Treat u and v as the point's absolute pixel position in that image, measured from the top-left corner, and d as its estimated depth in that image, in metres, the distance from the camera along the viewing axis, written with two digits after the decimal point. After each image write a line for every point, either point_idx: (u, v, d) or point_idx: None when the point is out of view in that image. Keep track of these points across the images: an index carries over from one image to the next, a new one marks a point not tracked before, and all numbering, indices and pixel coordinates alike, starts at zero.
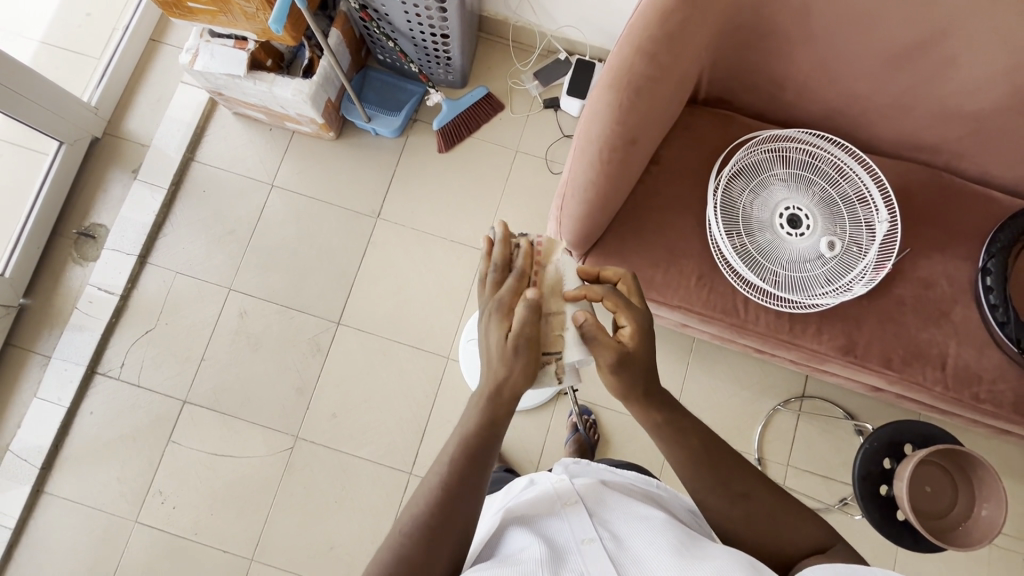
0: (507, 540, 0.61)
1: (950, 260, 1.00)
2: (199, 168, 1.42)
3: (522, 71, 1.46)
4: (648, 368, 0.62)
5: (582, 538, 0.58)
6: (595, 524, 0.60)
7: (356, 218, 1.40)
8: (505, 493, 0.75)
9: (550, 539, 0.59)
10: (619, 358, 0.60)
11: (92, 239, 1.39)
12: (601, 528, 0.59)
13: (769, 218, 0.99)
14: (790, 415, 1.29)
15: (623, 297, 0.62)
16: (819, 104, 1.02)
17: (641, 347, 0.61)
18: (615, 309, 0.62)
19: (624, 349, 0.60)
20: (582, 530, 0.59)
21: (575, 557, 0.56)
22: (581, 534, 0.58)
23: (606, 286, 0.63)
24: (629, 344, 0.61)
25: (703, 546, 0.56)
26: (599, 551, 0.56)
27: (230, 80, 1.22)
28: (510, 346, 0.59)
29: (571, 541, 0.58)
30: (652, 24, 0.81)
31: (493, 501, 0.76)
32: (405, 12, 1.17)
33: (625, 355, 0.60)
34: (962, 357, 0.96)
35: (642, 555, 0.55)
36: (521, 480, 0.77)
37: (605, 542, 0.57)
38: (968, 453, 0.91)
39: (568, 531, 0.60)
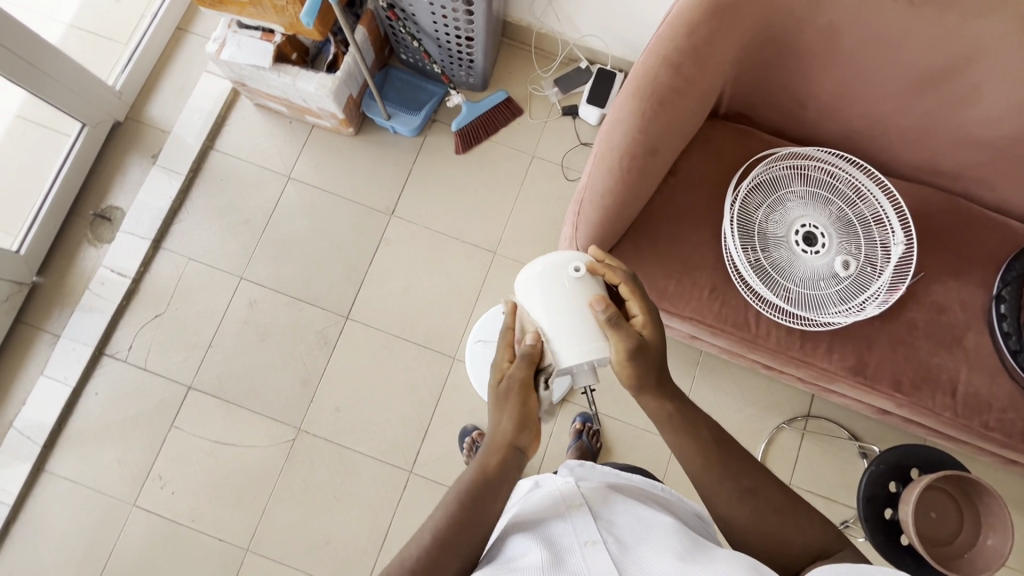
0: (506, 545, 0.60)
1: (964, 285, 0.99)
2: (217, 157, 1.43)
3: (543, 77, 1.47)
4: (666, 360, 0.64)
5: (586, 540, 0.57)
6: (600, 527, 0.60)
7: (370, 214, 1.41)
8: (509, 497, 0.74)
9: (552, 540, 0.58)
10: (637, 346, 0.61)
11: (108, 222, 1.40)
12: (606, 531, 0.59)
13: (784, 234, 0.99)
14: (794, 434, 1.28)
15: (635, 282, 0.65)
16: (839, 124, 1.02)
17: (653, 334, 0.63)
18: (628, 297, 0.64)
19: (641, 339, 0.62)
20: (586, 532, 0.59)
21: (576, 559, 0.55)
22: (585, 537, 0.58)
23: (624, 273, 0.65)
24: (644, 333, 0.62)
25: (709, 551, 0.55)
26: (601, 554, 0.55)
27: (255, 72, 1.23)
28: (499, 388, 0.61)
29: (572, 544, 0.57)
30: (679, 36, 0.83)
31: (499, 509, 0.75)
32: (431, 14, 1.18)
33: (643, 344, 0.61)
34: (972, 383, 0.96)
35: (647, 559, 0.54)
36: (526, 484, 0.76)
37: (608, 546, 0.57)
38: (977, 482, 0.90)
39: (571, 534, 0.59)
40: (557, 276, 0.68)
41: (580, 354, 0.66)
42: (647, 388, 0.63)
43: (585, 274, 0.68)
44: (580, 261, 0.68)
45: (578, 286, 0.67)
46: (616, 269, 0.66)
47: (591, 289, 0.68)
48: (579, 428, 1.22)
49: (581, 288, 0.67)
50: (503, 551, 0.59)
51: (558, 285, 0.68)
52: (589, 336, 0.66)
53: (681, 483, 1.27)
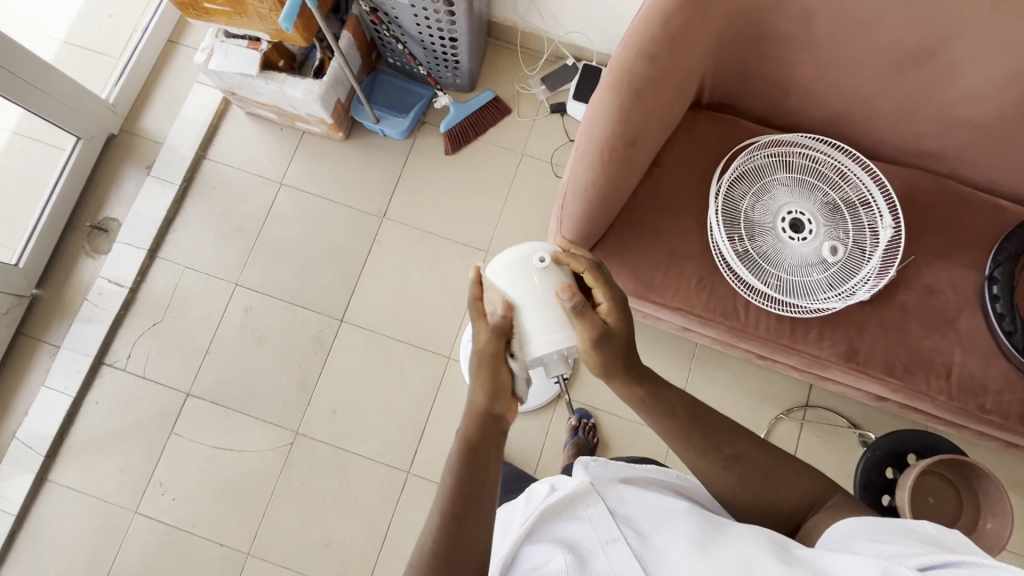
0: (531, 550, 0.61)
1: (955, 267, 0.98)
2: (210, 166, 1.45)
3: (529, 76, 1.47)
4: (633, 343, 0.64)
5: (606, 538, 0.58)
6: (618, 522, 0.60)
7: (362, 217, 1.42)
8: (525, 501, 0.74)
9: (575, 545, 0.59)
10: (602, 333, 0.61)
11: (105, 233, 1.43)
12: (624, 525, 0.59)
13: (771, 222, 0.99)
14: (792, 424, 1.27)
15: (599, 268, 0.64)
16: (823, 109, 1.02)
17: (620, 320, 0.62)
18: (593, 285, 0.64)
19: (606, 326, 0.62)
20: (606, 530, 0.59)
21: (601, 560, 0.56)
22: (605, 535, 0.58)
23: (588, 260, 0.65)
24: (609, 320, 0.62)
25: (727, 527, 0.56)
26: (624, 551, 0.56)
27: (243, 80, 1.25)
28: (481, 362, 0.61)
29: (595, 544, 0.58)
30: (655, 25, 0.83)
31: (516, 509, 0.75)
32: (414, 16, 1.19)
33: (608, 330, 0.62)
34: (967, 366, 0.95)
35: (667, 548, 0.54)
36: (539, 486, 0.76)
37: (630, 540, 0.57)
38: (972, 464, 0.90)
39: (592, 534, 0.59)
40: (522, 268, 0.67)
41: (547, 347, 0.65)
42: (614, 373, 0.63)
43: (551, 265, 0.68)
44: (544, 251, 0.68)
45: (545, 277, 0.67)
46: (580, 257, 0.66)
47: (558, 280, 0.68)
48: (575, 423, 1.23)
49: (549, 279, 0.67)
50: (528, 558, 0.60)
51: (523, 276, 0.67)
52: (557, 325, 0.66)
53: None
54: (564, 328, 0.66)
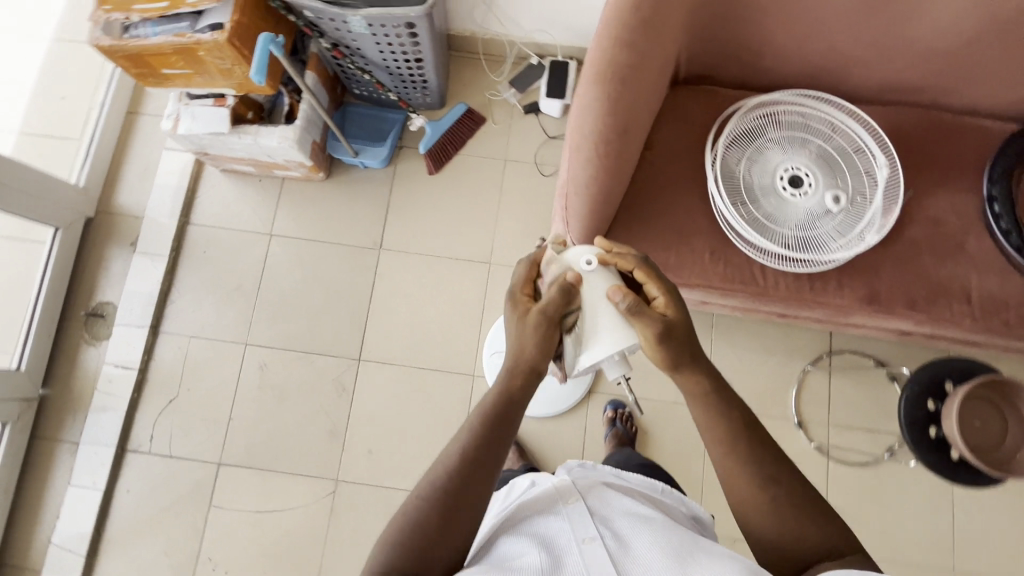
0: (505, 539, 0.60)
1: (954, 194, 1.00)
2: (196, 230, 1.42)
3: (498, 81, 1.47)
4: (694, 335, 0.63)
5: (583, 537, 0.58)
6: (596, 522, 0.60)
7: (359, 252, 1.40)
8: (504, 497, 0.74)
9: (549, 539, 0.58)
10: (664, 328, 0.61)
11: (102, 318, 1.39)
12: (602, 525, 0.59)
13: (771, 183, 1.00)
14: (821, 374, 1.28)
15: (648, 264, 0.66)
16: (797, 63, 1.03)
17: (678, 312, 0.63)
18: (646, 280, 0.65)
19: (666, 320, 0.62)
20: (583, 528, 0.59)
21: (575, 558, 0.56)
22: (582, 533, 0.58)
23: (636, 258, 0.67)
24: (668, 313, 0.63)
25: (702, 548, 0.56)
26: (600, 552, 0.56)
27: (215, 139, 1.23)
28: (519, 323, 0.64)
29: (570, 540, 0.58)
30: (626, 12, 0.83)
31: (494, 503, 0.75)
32: (377, 44, 1.17)
33: (669, 324, 0.62)
34: (985, 286, 0.96)
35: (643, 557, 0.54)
36: (522, 481, 0.77)
37: (606, 542, 0.57)
38: (1013, 382, 0.92)
39: (568, 531, 0.59)
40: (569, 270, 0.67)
41: (608, 349, 0.66)
42: (682, 363, 0.62)
43: (598, 267, 0.68)
44: (590, 253, 0.69)
45: (593, 280, 0.67)
46: (627, 256, 0.67)
47: (608, 280, 0.68)
48: (612, 415, 1.25)
49: (598, 282, 0.67)
50: (500, 546, 0.59)
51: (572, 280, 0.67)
52: (614, 329, 0.66)
53: None
54: (624, 329, 0.66)
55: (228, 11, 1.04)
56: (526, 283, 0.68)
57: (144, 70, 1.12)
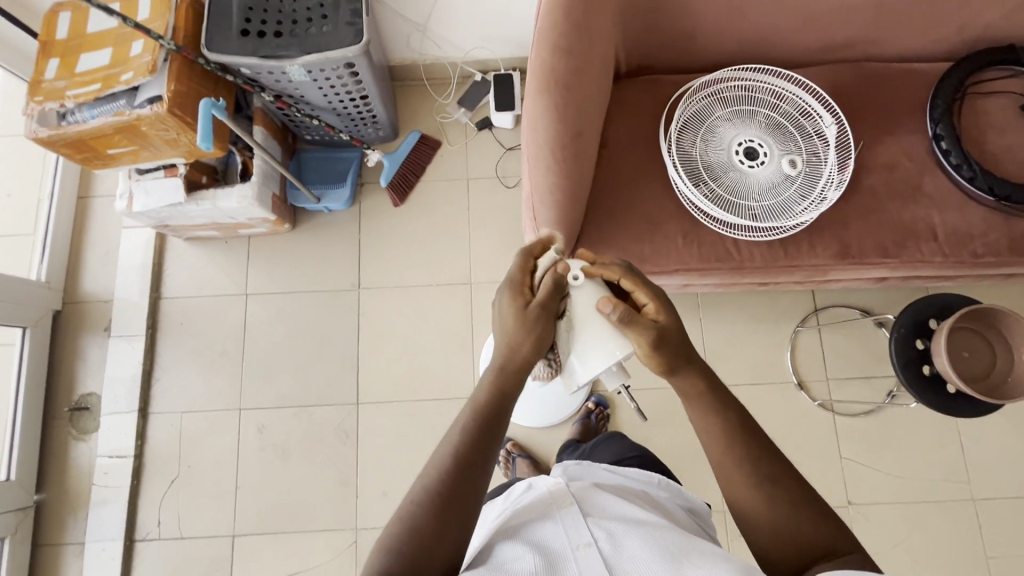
0: (502, 544, 0.60)
1: (902, 139, 1.03)
2: (169, 303, 1.39)
3: (446, 103, 1.47)
4: (686, 336, 0.63)
5: (577, 542, 0.58)
6: (590, 524, 0.60)
7: (339, 295, 1.39)
8: (503, 502, 0.74)
9: (544, 545, 0.59)
10: (656, 335, 0.61)
11: (87, 410, 1.35)
12: (596, 528, 0.59)
13: (728, 159, 1.02)
14: (811, 332, 1.30)
15: (634, 270, 0.64)
16: (731, 40, 1.05)
17: (670, 317, 0.62)
18: (634, 288, 0.64)
19: (659, 326, 0.62)
20: (577, 532, 0.59)
21: (569, 563, 0.56)
22: (576, 538, 0.59)
23: (620, 266, 0.65)
24: (660, 318, 0.62)
25: (697, 549, 0.57)
26: (594, 557, 0.56)
27: (173, 209, 1.21)
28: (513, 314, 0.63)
29: (564, 544, 0.58)
30: (558, 22, 0.84)
31: (495, 506, 0.75)
32: (319, 89, 1.17)
33: (662, 331, 0.61)
34: (948, 221, 0.99)
35: (637, 560, 0.55)
36: (520, 483, 0.77)
37: (599, 545, 0.58)
38: (993, 310, 0.95)
39: (562, 535, 0.59)
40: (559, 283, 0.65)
41: (603, 361, 0.66)
42: (678, 364, 0.62)
43: (585, 280, 0.66)
44: (577, 266, 0.66)
45: (582, 295, 0.66)
46: (613, 263, 0.65)
47: (597, 292, 0.66)
48: (591, 406, 1.26)
49: (588, 296, 0.66)
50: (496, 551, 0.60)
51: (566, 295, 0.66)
52: (610, 342, 0.66)
53: None
54: (617, 341, 0.66)
55: (164, 81, 1.03)
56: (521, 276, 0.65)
57: (88, 154, 1.10)
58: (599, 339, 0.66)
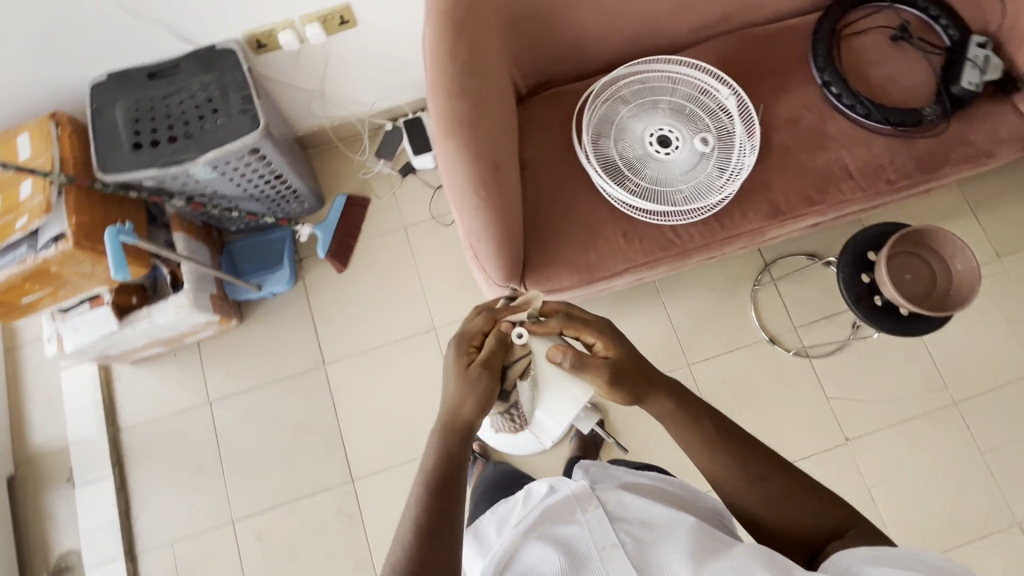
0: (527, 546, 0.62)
1: (797, 93, 1.08)
2: (131, 433, 1.32)
3: (364, 159, 1.45)
4: (640, 357, 0.67)
5: (603, 544, 0.59)
6: (615, 526, 0.61)
7: (306, 377, 1.35)
8: (524, 503, 0.75)
9: (569, 546, 0.60)
10: (613, 371, 0.64)
11: (69, 570, 1.26)
12: (621, 530, 0.60)
13: (646, 152, 1.06)
14: (769, 288, 1.34)
15: (570, 316, 0.68)
16: (617, 39, 1.08)
17: (619, 349, 0.66)
18: (578, 332, 0.67)
19: (611, 361, 0.65)
20: (602, 534, 0.60)
21: (598, 565, 0.57)
22: (601, 539, 0.59)
23: (559, 317, 0.68)
24: (610, 354, 0.66)
25: (721, 546, 0.57)
26: (621, 557, 0.57)
27: (109, 339, 1.15)
28: (472, 370, 0.64)
29: (590, 545, 0.60)
30: (445, 67, 0.85)
31: (519, 504, 0.77)
32: (231, 181, 1.13)
33: (615, 363, 0.65)
34: (858, 158, 1.04)
35: (662, 558, 0.56)
36: (539, 484, 0.77)
37: (627, 543, 0.59)
38: (921, 229, 1.00)
39: (587, 537, 0.60)
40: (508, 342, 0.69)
41: (569, 408, 0.75)
42: None
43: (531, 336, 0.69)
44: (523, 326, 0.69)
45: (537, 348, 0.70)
46: (549, 316, 0.69)
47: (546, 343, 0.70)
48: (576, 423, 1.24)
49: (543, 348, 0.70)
50: (522, 553, 0.61)
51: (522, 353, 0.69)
52: (572, 392, 0.74)
53: (718, 394, 1.29)
54: (578, 389, 0.74)
55: (64, 215, 0.98)
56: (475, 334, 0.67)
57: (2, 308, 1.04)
58: (559, 391, 0.74)
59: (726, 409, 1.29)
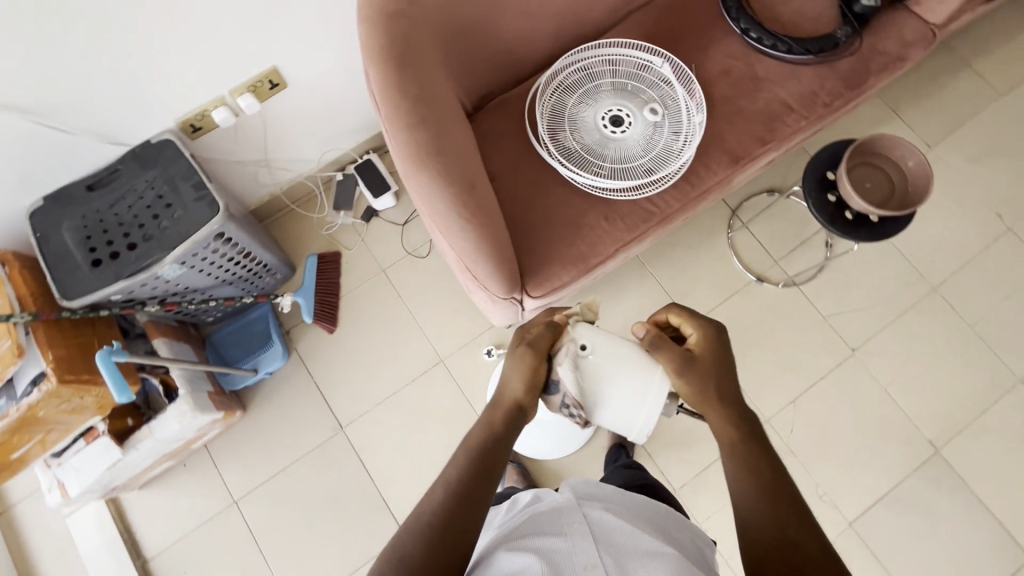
0: (504, 554, 0.56)
1: (721, 45, 1.13)
2: (160, 559, 1.24)
3: (323, 215, 1.42)
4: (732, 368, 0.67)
5: (585, 564, 0.53)
6: (601, 547, 0.55)
7: (327, 446, 1.30)
8: (507, 511, 0.71)
9: (550, 558, 0.54)
10: (685, 361, 0.66)
11: None
12: (606, 553, 0.54)
13: (603, 135, 1.09)
14: (742, 232, 1.40)
15: (683, 305, 0.70)
16: (544, 37, 1.11)
17: (711, 353, 0.67)
18: (681, 320, 0.70)
19: (693, 354, 0.67)
20: (585, 553, 0.54)
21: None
22: (584, 559, 0.53)
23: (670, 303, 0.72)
24: (698, 350, 0.67)
25: None
26: None
27: (115, 469, 1.08)
28: (523, 347, 0.69)
29: (571, 562, 0.53)
30: (399, 104, 0.85)
31: (498, 514, 0.71)
32: (202, 272, 1.09)
33: (694, 359, 0.67)
34: (793, 90, 1.11)
35: None
36: (525, 494, 0.74)
37: (609, 568, 0.53)
38: (869, 140, 1.07)
39: (569, 552, 0.54)
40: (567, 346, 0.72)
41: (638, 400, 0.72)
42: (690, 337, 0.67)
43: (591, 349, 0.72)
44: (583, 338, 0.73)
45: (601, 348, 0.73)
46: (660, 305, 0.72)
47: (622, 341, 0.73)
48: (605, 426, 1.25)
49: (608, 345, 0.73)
50: (497, 560, 0.55)
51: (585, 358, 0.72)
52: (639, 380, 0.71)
53: None
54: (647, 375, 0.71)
55: (39, 354, 0.92)
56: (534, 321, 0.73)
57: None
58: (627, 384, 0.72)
59: (738, 355, 1.33)
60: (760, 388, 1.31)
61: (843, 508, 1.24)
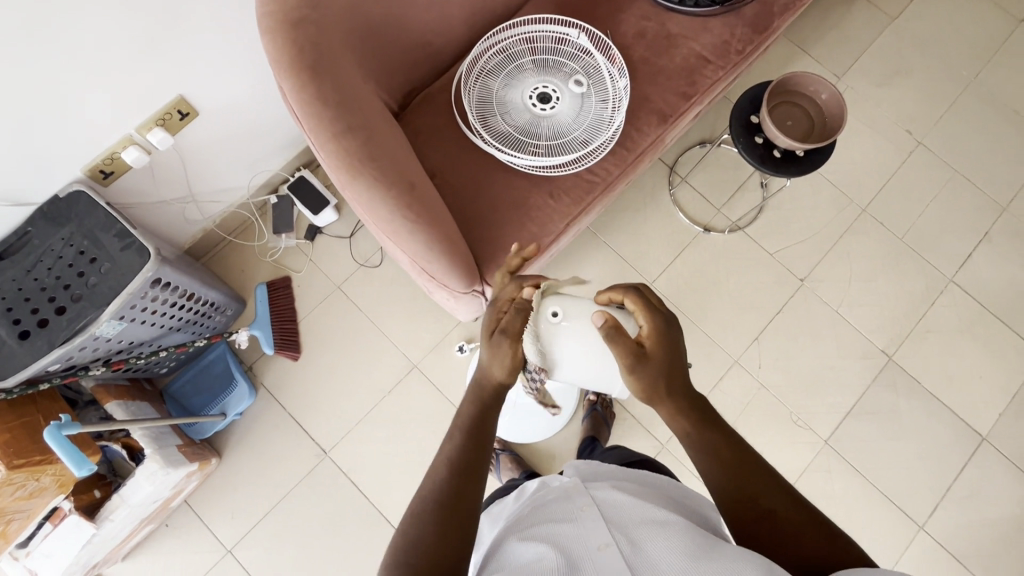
0: (514, 546, 0.55)
1: (632, 7, 1.15)
2: None
3: (264, 241, 1.37)
4: (680, 364, 0.65)
5: (598, 544, 0.52)
6: (612, 528, 0.54)
7: (315, 473, 1.27)
8: (516, 499, 0.72)
9: (563, 545, 0.53)
10: (637, 358, 0.62)
11: None
12: (619, 532, 0.53)
13: (534, 114, 1.08)
14: (683, 186, 1.44)
15: (642, 293, 0.64)
16: (458, 24, 1.09)
17: (659, 350, 0.63)
18: (638, 309, 0.64)
19: (642, 347, 0.63)
20: (597, 534, 0.53)
21: (589, 567, 0.50)
22: (596, 540, 0.52)
23: (630, 287, 0.65)
24: (647, 344, 0.63)
25: (720, 550, 0.50)
26: (616, 559, 0.50)
27: (91, 545, 1.02)
28: (496, 336, 0.63)
29: (584, 546, 0.52)
30: (321, 115, 0.82)
31: (505, 509, 0.72)
32: (146, 324, 1.03)
33: (643, 355, 0.63)
34: (707, 42, 1.14)
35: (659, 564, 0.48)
36: (529, 481, 0.75)
37: (622, 546, 0.51)
38: (784, 79, 1.12)
39: (580, 536, 0.53)
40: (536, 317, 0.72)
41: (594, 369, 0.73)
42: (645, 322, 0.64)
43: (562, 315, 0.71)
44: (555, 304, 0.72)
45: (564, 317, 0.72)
46: (619, 287, 0.66)
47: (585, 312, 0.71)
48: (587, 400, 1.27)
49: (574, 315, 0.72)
50: (508, 553, 0.54)
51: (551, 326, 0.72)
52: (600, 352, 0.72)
53: (687, 295, 1.38)
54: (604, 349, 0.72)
55: None
56: (506, 300, 0.67)
57: None
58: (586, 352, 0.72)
59: (699, 304, 1.38)
60: (725, 332, 1.36)
61: (818, 427, 1.32)
